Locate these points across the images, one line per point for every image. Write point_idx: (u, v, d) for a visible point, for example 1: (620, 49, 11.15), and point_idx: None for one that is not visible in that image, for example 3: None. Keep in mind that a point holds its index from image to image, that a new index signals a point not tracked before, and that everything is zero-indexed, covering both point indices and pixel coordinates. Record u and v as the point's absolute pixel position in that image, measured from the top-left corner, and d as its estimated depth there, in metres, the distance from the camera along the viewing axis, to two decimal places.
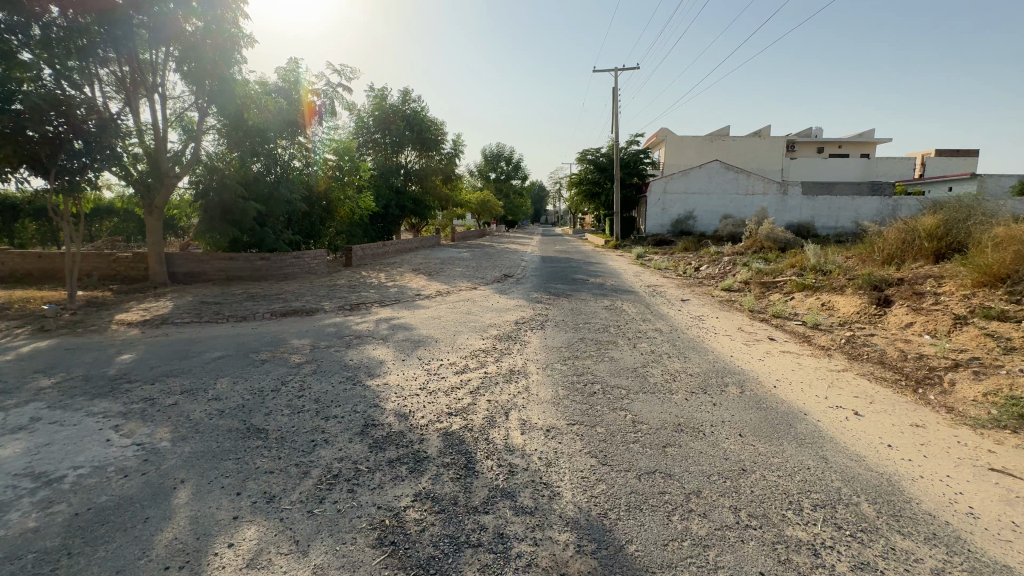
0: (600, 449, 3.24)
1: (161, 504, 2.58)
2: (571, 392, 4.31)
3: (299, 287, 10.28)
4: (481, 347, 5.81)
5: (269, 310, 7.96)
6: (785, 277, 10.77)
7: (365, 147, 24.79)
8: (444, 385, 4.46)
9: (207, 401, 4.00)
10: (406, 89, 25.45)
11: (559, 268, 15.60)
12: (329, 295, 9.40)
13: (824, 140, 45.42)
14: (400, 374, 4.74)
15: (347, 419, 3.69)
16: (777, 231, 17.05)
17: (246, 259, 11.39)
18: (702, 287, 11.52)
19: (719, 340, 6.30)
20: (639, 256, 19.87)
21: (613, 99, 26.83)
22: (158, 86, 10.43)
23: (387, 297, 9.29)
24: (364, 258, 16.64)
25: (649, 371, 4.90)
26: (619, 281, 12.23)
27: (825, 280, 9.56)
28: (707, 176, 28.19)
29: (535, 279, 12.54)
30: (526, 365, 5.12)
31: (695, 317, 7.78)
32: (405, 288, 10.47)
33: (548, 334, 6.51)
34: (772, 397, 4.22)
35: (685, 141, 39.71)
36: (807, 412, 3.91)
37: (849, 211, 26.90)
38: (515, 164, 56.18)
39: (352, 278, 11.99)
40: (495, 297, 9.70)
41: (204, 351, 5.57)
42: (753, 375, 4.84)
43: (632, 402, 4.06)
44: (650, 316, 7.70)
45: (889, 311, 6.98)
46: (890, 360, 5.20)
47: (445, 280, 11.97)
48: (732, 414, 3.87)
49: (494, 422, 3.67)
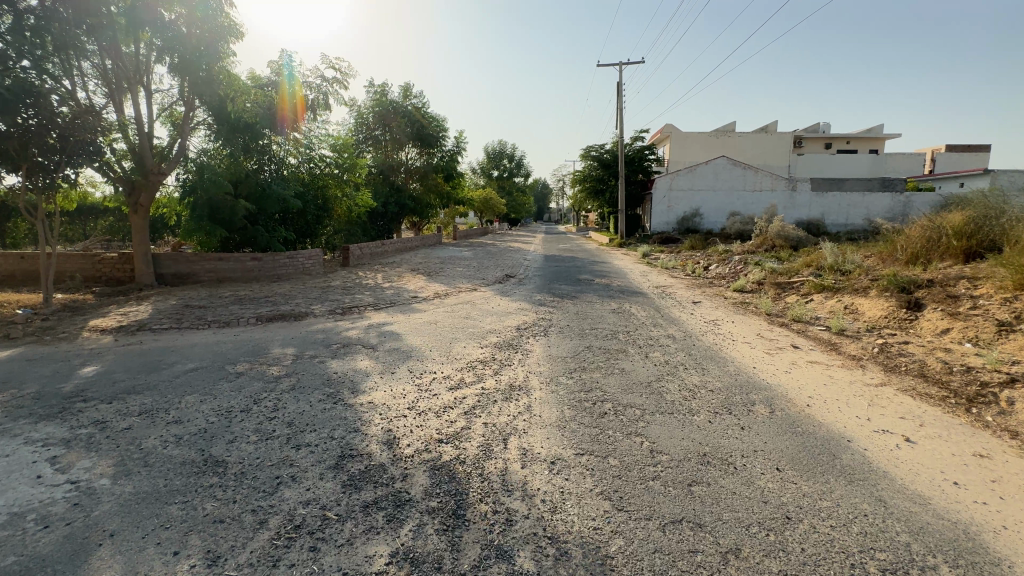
0: (615, 489, 2.74)
1: (77, 569, 2.11)
2: (579, 412, 3.82)
3: (290, 289, 9.80)
4: (479, 357, 5.32)
5: (254, 315, 7.48)
6: (801, 277, 10.22)
7: (365, 144, 24.32)
8: (435, 404, 3.96)
9: (164, 425, 3.52)
10: (407, 85, 24.97)
11: (563, 267, 15.08)
12: (321, 298, 8.92)
13: (832, 136, 44.62)
14: (387, 390, 4.25)
15: (322, 449, 3.21)
16: (788, 228, 16.46)
17: (236, 260, 10.93)
18: (713, 288, 10.99)
19: (739, 348, 5.78)
20: (645, 255, 19.32)
21: (617, 95, 26.28)
22: (144, 79, 10.00)
23: (381, 300, 8.79)
24: (362, 257, 16.16)
25: (665, 387, 4.39)
26: (626, 282, 11.70)
27: (846, 281, 9.01)
28: (713, 172, 27.59)
29: (538, 279, 12.04)
30: (528, 379, 4.62)
31: (709, 322, 7.27)
32: (402, 290, 9.99)
33: (552, 342, 6.00)
34: (807, 419, 3.71)
35: (690, 137, 39.08)
36: (850, 439, 3.40)
37: (860, 207, 26.23)
38: (518, 161, 55.78)
39: (347, 279, 11.50)
40: (496, 299, 9.20)
41: (175, 363, 5.10)
42: (783, 392, 4.31)
43: (648, 426, 3.56)
44: (661, 321, 7.19)
45: (921, 316, 6.44)
46: (933, 373, 4.67)
47: (444, 281, 11.47)
48: (765, 440, 3.36)
49: (490, 452, 3.17)
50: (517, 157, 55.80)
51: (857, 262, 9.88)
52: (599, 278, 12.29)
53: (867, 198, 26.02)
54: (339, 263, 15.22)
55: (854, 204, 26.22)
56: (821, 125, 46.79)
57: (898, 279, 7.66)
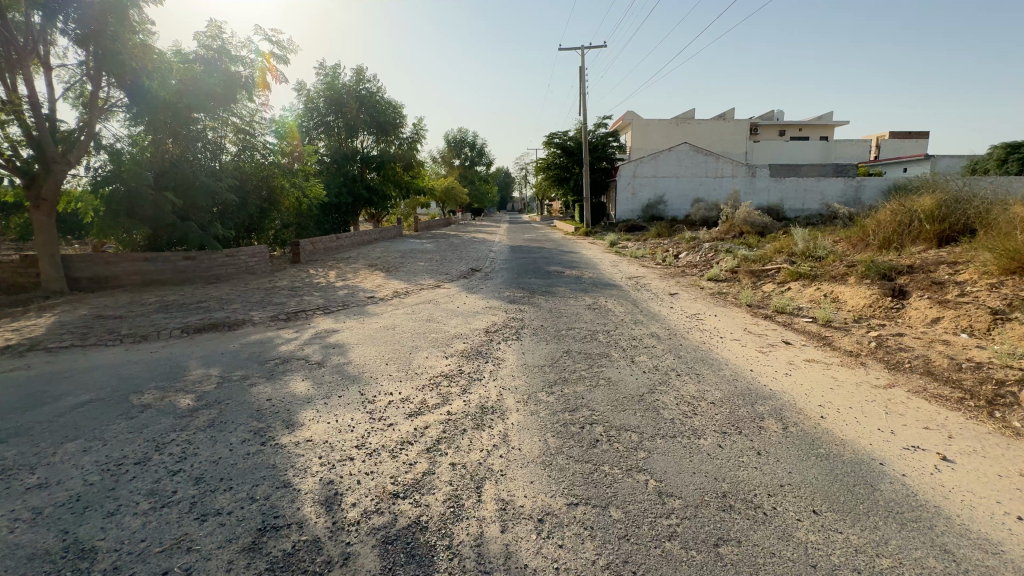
0: (624, 560, 2.12)
1: None
2: (565, 442, 3.16)
3: (229, 292, 8.70)
4: (443, 371, 4.59)
5: (180, 326, 6.45)
6: (775, 264, 9.98)
7: (316, 131, 22.80)
8: (390, 439, 3.22)
9: (21, 493, 2.63)
10: (361, 67, 23.54)
11: (531, 258, 14.44)
12: (263, 301, 7.91)
13: (785, 123, 45.82)
14: (331, 423, 3.47)
15: (237, 517, 2.42)
16: (754, 214, 16.44)
17: (165, 260, 9.76)
18: (687, 278, 10.61)
19: (729, 347, 5.29)
20: (613, 243, 18.95)
21: (579, 79, 25.75)
22: (41, 52, 8.60)
23: (333, 302, 7.88)
24: (314, 253, 14.97)
25: (659, 401, 3.82)
26: (598, 273, 11.18)
27: (821, 268, 8.79)
28: (676, 158, 27.59)
29: (506, 273, 11.35)
30: (502, 398, 3.94)
31: (691, 316, 6.81)
32: (357, 289, 9.07)
33: (526, 347, 5.35)
34: (827, 436, 3.22)
35: (652, 124, 39.14)
36: (883, 462, 2.91)
37: (816, 192, 26.85)
38: (480, 149, 54.76)
39: (296, 278, 10.44)
40: (462, 296, 8.45)
41: (65, 394, 4.11)
42: (790, 401, 3.81)
43: (652, 458, 2.95)
44: (641, 317, 6.66)
45: (908, 305, 6.18)
46: (941, 371, 4.31)
47: (404, 278, 10.59)
48: (789, 469, 2.82)
49: (460, 509, 2.48)
50: (479, 145, 54.67)
51: (828, 247, 9.75)
52: (569, 270, 11.71)
53: (822, 183, 26.62)
54: (288, 259, 14.00)
55: (810, 190, 26.82)
56: (775, 113, 48.08)
57: (877, 265, 7.44)
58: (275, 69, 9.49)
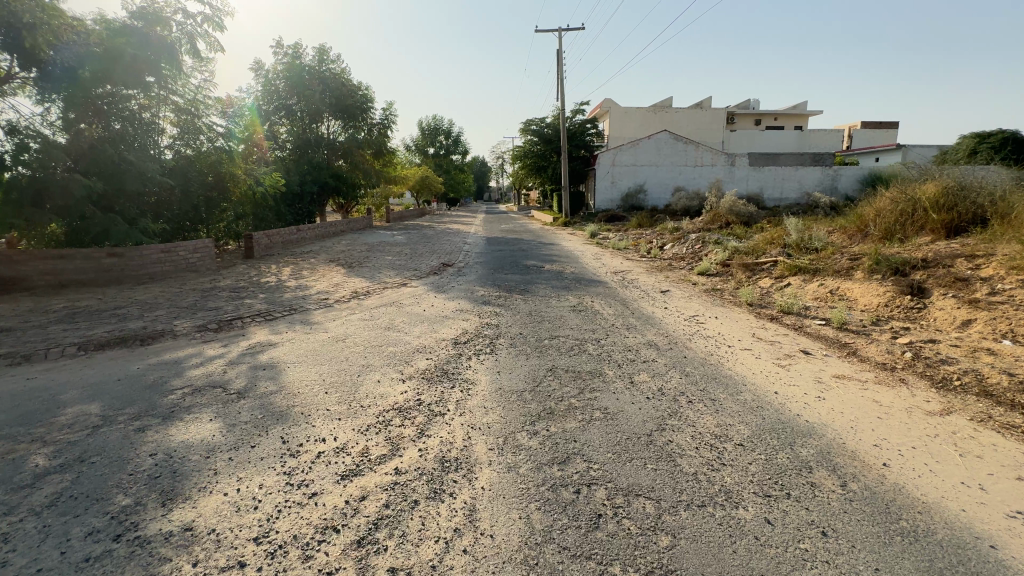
0: None
1: None
2: (555, 522, 2.25)
3: (157, 295, 7.51)
4: (396, 402, 3.62)
5: (81, 340, 5.30)
6: (769, 256, 9.30)
7: (276, 115, 21.08)
8: (307, 526, 2.25)
9: None
10: (324, 46, 21.91)
11: (508, 251, 13.50)
12: (194, 307, 6.76)
13: (761, 112, 45.79)
14: (227, 498, 2.47)
15: None
16: (739, 203, 15.85)
17: (85, 257, 8.47)
18: (676, 272, 9.85)
19: (742, 360, 4.47)
20: (594, 234, 18.14)
21: (557, 63, 24.77)
22: None
23: (277, 306, 6.77)
24: (271, 247, 13.68)
25: (676, 445, 2.94)
26: (580, 268, 10.31)
27: (821, 261, 8.13)
28: (655, 147, 26.94)
29: (481, 268, 10.39)
30: (470, 443, 3.00)
31: (689, 318, 6.02)
32: (310, 289, 7.98)
33: (501, 363, 4.44)
34: (904, 501, 2.41)
35: (630, 112, 38.45)
36: (996, 544, 2.10)
37: (794, 181, 26.66)
38: (456, 138, 53.32)
39: (242, 276, 9.25)
40: (430, 297, 7.45)
41: None
42: (837, 440, 3.00)
43: (681, 551, 2.06)
44: (634, 321, 5.83)
45: (930, 304, 5.50)
46: (1002, 392, 3.55)
47: (367, 275, 9.51)
48: (875, 565, 1.98)
49: None
50: (455, 134, 53.20)
51: (823, 239, 9.18)
52: (549, 265, 10.79)
53: (800, 172, 26.45)
54: (240, 255, 12.71)
55: (788, 179, 26.60)
56: (751, 102, 48.06)
57: (886, 259, 6.79)
58: (209, 37, 8.25)
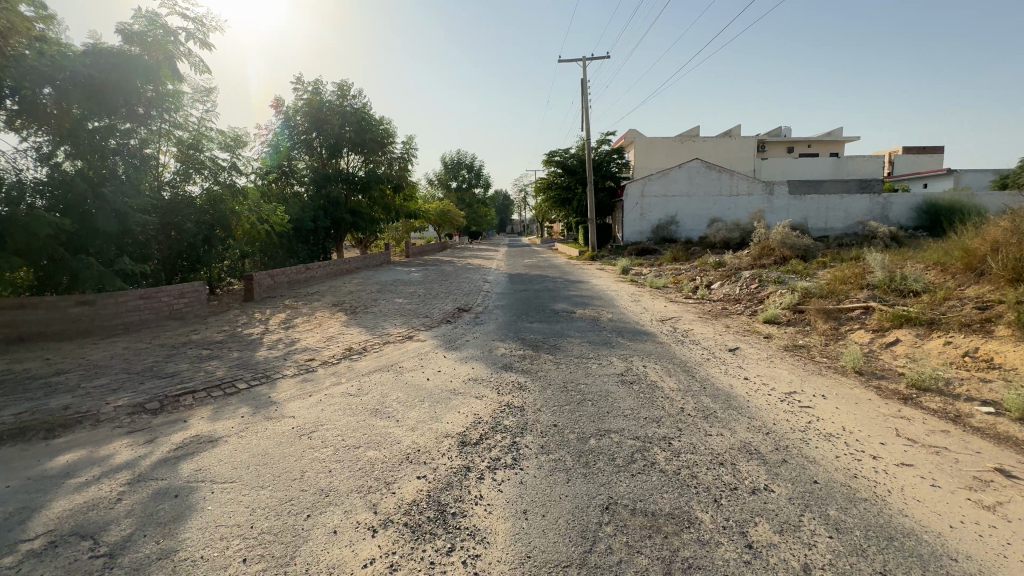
0: None
1: None
2: None
3: (114, 354, 6.29)
4: None
5: None
6: (856, 300, 7.56)
7: (296, 150, 20.36)
8: None
9: None
10: (345, 82, 21.58)
11: (531, 292, 12.00)
12: (148, 372, 5.48)
13: (794, 139, 44.14)
14: None
15: None
16: (791, 235, 14.10)
17: (50, 305, 7.41)
18: (737, 320, 8.17)
19: (911, 493, 2.80)
20: (625, 271, 16.54)
21: (582, 94, 23.96)
22: None
23: (245, 372, 5.40)
24: (274, 288, 12.57)
25: None
26: (619, 313, 8.74)
27: (934, 309, 6.37)
28: (687, 176, 25.49)
29: (502, 314, 8.92)
30: None
31: (784, 398, 4.36)
32: (296, 346, 6.62)
33: (528, 493, 2.86)
34: None
35: (656, 143, 37.36)
36: None
37: (840, 210, 24.70)
38: (478, 172, 53.15)
39: (226, 327, 8.00)
40: (437, 358, 5.98)
41: None
42: None
43: None
44: (711, 405, 4.19)
45: None
46: None
47: (368, 324, 8.16)
48: None
49: None
50: (477, 168, 53.05)
51: (919, 280, 7.51)
52: (581, 309, 9.25)
53: (846, 200, 24.54)
54: (239, 297, 11.63)
55: (833, 208, 24.68)
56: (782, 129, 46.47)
57: None
58: (193, 56, 7.42)
